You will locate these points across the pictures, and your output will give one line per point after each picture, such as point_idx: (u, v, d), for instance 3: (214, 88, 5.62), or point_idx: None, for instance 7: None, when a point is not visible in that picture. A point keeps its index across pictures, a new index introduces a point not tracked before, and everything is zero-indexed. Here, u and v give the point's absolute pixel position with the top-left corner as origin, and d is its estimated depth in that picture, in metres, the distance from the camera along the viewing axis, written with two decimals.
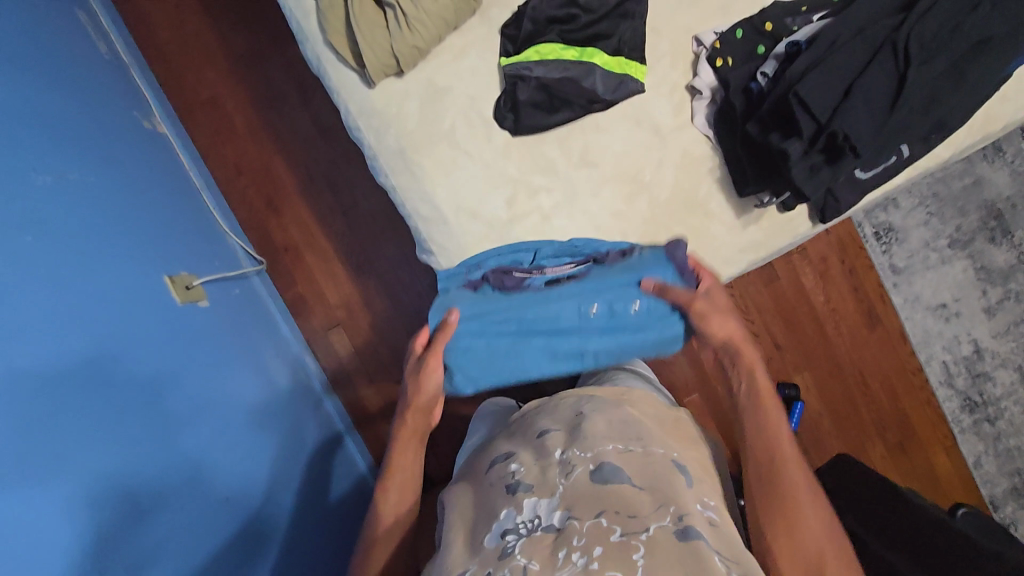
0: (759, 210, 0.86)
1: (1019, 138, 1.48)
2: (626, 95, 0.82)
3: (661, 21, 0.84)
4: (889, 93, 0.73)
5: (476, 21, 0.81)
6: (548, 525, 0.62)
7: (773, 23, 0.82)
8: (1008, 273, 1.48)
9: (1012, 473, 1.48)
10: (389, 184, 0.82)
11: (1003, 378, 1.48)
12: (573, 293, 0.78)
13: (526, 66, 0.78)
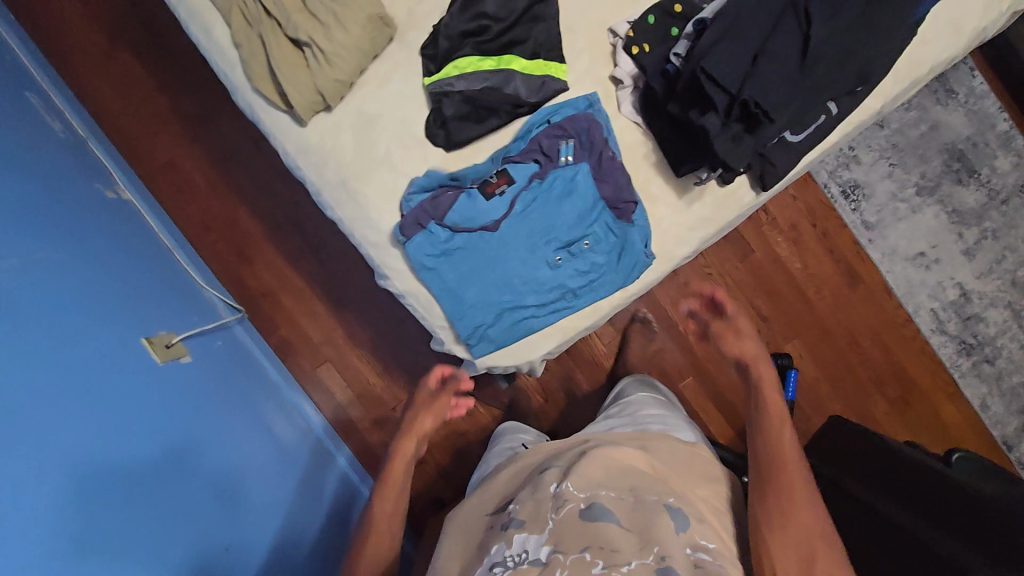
0: (700, 187, 0.83)
1: (968, 78, 1.49)
2: (551, 96, 0.81)
3: (574, 19, 0.84)
4: (801, 51, 0.73)
5: (395, 47, 0.81)
6: (535, 559, 0.67)
7: (683, 4, 0.81)
8: (981, 213, 1.49)
9: (1021, 411, 1.46)
10: (337, 219, 0.80)
11: (995, 317, 1.47)
12: (534, 245, 0.77)
13: (448, 83, 0.78)
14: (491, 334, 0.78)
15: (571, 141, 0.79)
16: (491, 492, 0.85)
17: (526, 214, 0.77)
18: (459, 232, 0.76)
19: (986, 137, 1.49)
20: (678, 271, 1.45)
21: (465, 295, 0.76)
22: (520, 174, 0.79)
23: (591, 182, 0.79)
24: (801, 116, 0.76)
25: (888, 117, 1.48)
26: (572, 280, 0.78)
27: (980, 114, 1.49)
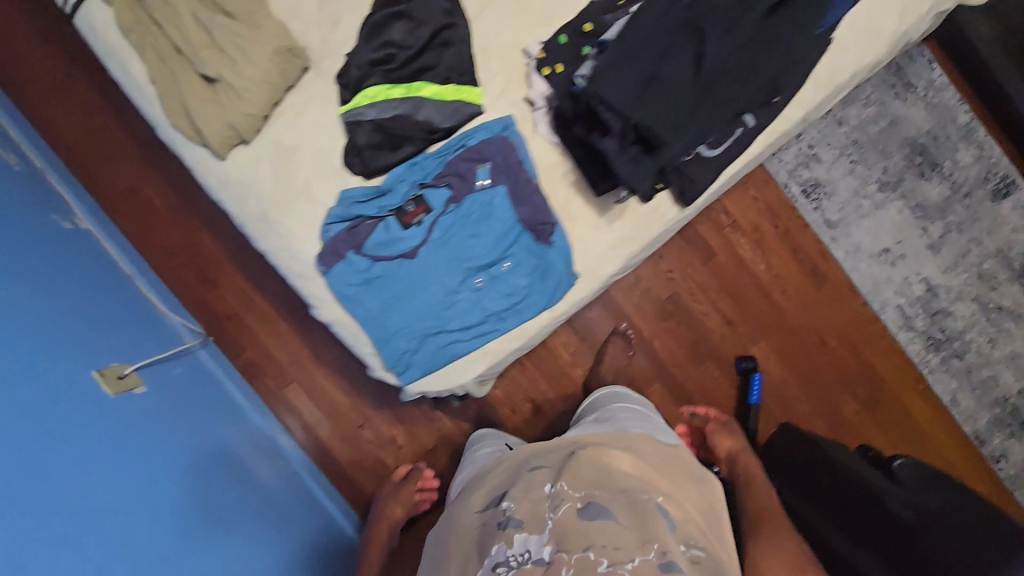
0: (620, 206, 0.87)
1: (926, 71, 1.48)
2: (463, 120, 0.85)
3: (486, 41, 0.88)
4: (695, 69, 0.78)
5: (311, 76, 0.86)
6: (538, 558, 0.69)
7: (592, 23, 0.87)
8: (944, 207, 1.48)
9: (992, 404, 1.47)
10: (263, 249, 0.85)
11: (962, 312, 1.47)
12: (456, 269, 0.83)
13: (360, 112, 0.83)
14: (418, 358, 0.83)
15: (486, 164, 0.84)
16: (481, 493, 0.87)
17: (442, 239, 0.83)
18: (377, 261, 0.82)
19: (946, 130, 1.48)
20: (641, 278, 1.45)
21: (392, 318, 0.82)
22: (440, 201, 0.85)
23: (509, 204, 0.84)
24: (703, 132, 0.79)
25: (846, 114, 1.47)
26: (494, 301, 0.84)
27: (939, 107, 1.48)
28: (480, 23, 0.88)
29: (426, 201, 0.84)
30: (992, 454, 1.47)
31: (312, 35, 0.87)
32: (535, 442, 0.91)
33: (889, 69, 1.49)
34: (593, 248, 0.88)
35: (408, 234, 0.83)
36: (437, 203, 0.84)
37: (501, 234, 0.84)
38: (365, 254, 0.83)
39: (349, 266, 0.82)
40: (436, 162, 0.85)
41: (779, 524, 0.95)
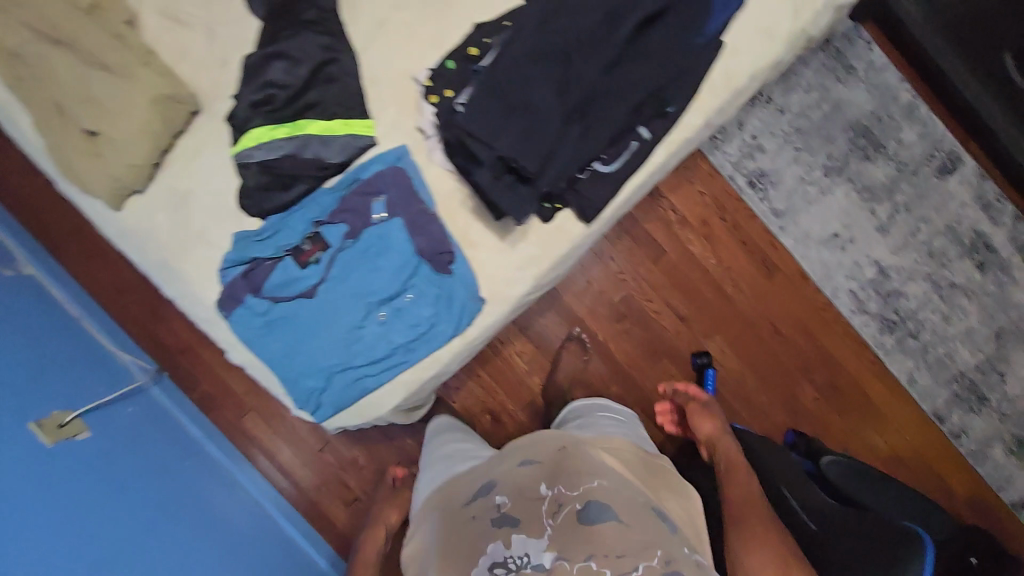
0: (521, 228, 0.92)
1: (866, 53, 1.47)
2: (351, 153, 0.91)
3: (377, 71, 0.94)
4: (560, 95, 0.84)
5: (203, 119, 0.96)
6: (538, 563, 0.74)
7: (476, 46, 0.90)
8: (892, 187, 1.47)
9: (949, 381, 1.49)
10: (172, 293, 0.97)
11: (915, 292, 1.48)
12: (358, 305, 0.89)
13: (248, 154, 0.90)
14: (327, 396, 0.91)
15: (382, 198, 0.90)
16: (470, 486, 0.90)
17: (341, 275, 0.89)
18: (278, 302, 0.90)
19: (890, 110, 1.47)
20: (592, 282, 1.46)
21: (299, 355, 0.90)
22: (337, 238, 0.90)
23: (407, 235, 0.89)
24: (571, 157, 0.85)
25: (789, 101, 1.46)
26: (397, 333, 0.89)
27: (880, 87, 1.47)
28: (368, 54, 0.95)
29: (325, 239, 0.91)
30: (952, 431, 1.50)
31: (202, 76, 0.97)
32: (524, 437, 0.96)
33: (830, 51, 1.47)
34: (498, 272, 0.92)
35: (309, 273, 0.90)
36: (333, 240, 0.90)
37: (400, 268, 0.89)
38: (268, 296, 0.90)
39: (252, 310, 0.90)
40: (331, 200, 0.92)
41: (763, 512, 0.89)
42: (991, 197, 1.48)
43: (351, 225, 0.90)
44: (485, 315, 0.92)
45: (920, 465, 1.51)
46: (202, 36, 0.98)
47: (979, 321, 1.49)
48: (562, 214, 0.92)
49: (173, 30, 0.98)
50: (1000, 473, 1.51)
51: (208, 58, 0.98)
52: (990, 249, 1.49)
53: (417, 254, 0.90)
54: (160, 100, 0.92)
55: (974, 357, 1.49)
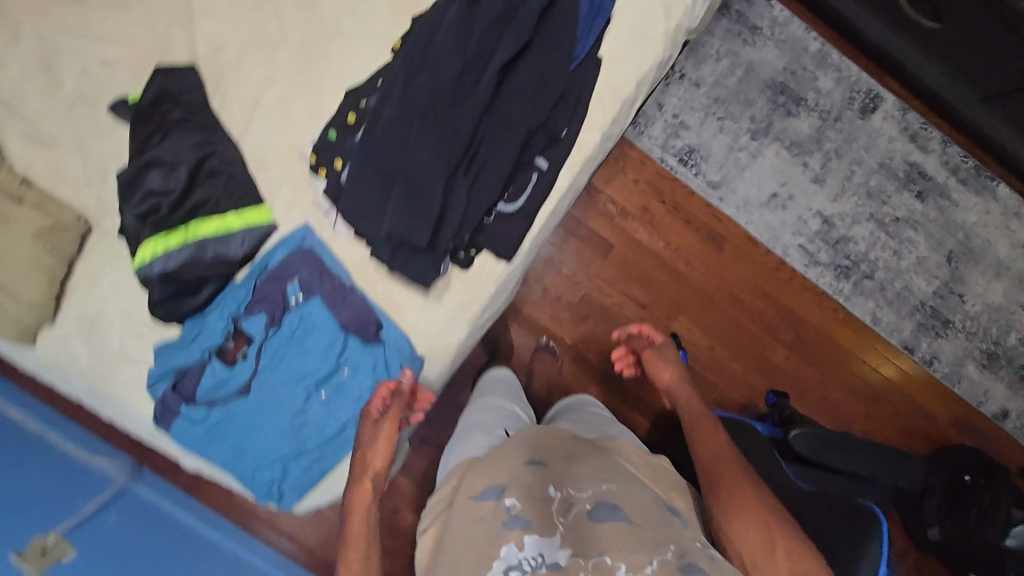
0: (444, 279, 0.95)
1: (766, 9, 1.47)
2: (251, 242, 0.96)
3: (266, 153, 0.98)
4: (439, 151, 0.86)
5: (95, 238, 1.00)
6: (552, 562, 0.71)
7: (353, 113, 0.93)
8: (819, 136, 1.49)
9: (910, 312, 1.53)
10: (111, 413, 1.02)
11: (862, 234, 1.51)
12: (295, 388, 0.94)
13: (148, 268, 0.93)
14: (287, 481, 0.96)
15: (294, 280, 0.95)
16: (470, 487, 0.84)
17: (270, 365, 0.94)
18: (214, 406, 0.95)
19: (802, 63, 1.47)
20: (549, 288, 1.46)
21: (248, 450, 0.95)
22: (259, 329, 0.95)
23: (328, 312, 0.94)
24: (469, 210, 0.89)
25: (701, 74, 1.46)
26: (339, 407, 0.94)
27: (789, 41, 1.47)
28: (251, 138, 0.98)
29: (248, 335, 0.95)
30: (923, 358, 1.54)
31: (85, 195, 0.99)
32: (525, 436, 0.93)
33: (731, 16, 1.47)
34: (429, 326, 0.97)
35: (239, 368, 0.94)
36: (256, 333, 0.95)
37: (327, 345, 0.94)
38: (203, 403, 0.95)
39: (189, 419, 0.95)
40: (244, 293, 0.96)
41: (744, 476, 0.83)
42: (915, 125, 1.50)
43: (270, 315, 0.94)
44: (427, 370, 0.98)
45: (897, 399, 1.56)
46: (77, 156, 1.00)
47: (928, 248, 1.53)
48: (480, 254, 0.95)
49: (44, 155, 0.99)
50: (978, 388, 1.55)
51: (89, 173, 1.00)
52: (926, 177, 1.51)
53: (341, 328, 0.94)
54: (42, 233, 0.94)
55: (930, 284, 1.53)
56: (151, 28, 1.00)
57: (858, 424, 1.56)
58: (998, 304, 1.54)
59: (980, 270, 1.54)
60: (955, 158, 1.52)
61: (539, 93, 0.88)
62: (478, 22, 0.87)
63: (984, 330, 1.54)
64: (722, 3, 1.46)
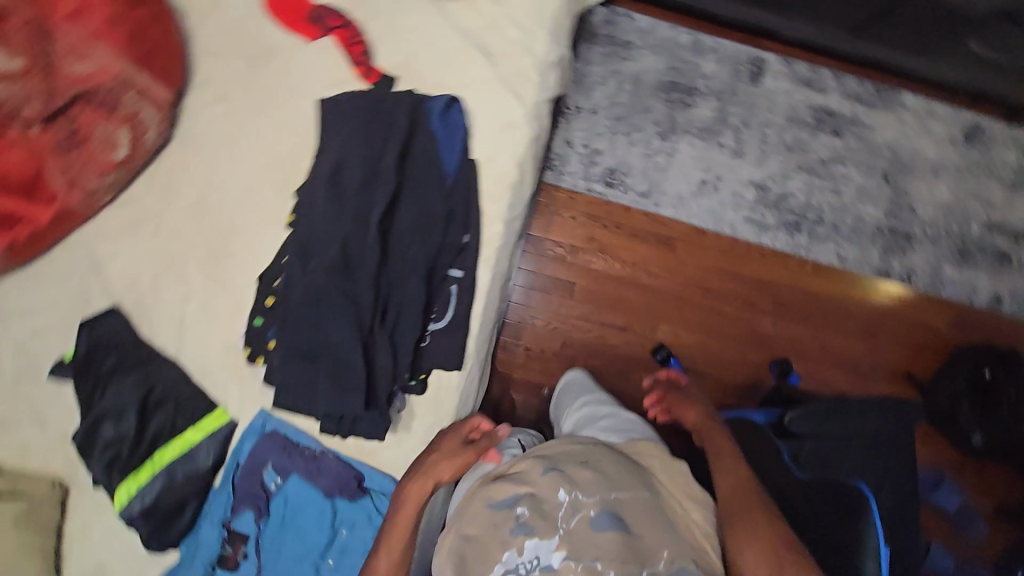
0: (405, 410, 1.01)
1: (630, 22, 1.53)
2: (221, 445, 1.01)
3: (203, 360, 1.03)
4: (353, 316, 0.90)
5: (74, 497, 1.03)
6: (547, 565, 0.74)
7: (269, 295, 1.00)
8: (723, 114, 1.54)
9: (872, 239, 1.56)
10: None
11: (797, 185, 1.55)
12: (304, 565, 0.99)
13: (127, 506, 0.95)
14: None
15: (269, 466, 1.01)
16: (480, 487, 0.85)
17: (272, 553, 0.99)
18: None
19: (679, 57, 1.53)
20: (529, 346, 1.48)
21: None
22: (250, 524, 1.00)
23: (309, 484, 1.01)
24: (398, 360, 0.94)
25: (594, 101, 1.52)
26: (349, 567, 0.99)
27: (661, 43, 1.54)
28: (188, 356, 1.03)
29: (243, 535, 1.00)
30: (901, 276, 1.57)
31: (55, 459, 1.03)
32: (549, 445, 0.90)
33: (600, 40, 1.53)
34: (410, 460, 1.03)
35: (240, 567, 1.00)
36: (249, 529, 1.00)
37: (319, 516, 1.00)
38: None
39: None
40: (226, 497, 1.01)
41: (753, 511, 0.80)
42: (806, 73, 1.56)
43: (258, 507, 1.00)
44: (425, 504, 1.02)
45: (893, 324, 1.57)
46: (36, 427, 1.03)
47: (864, 176, 1.57)
48: (432, 377, 1.00)
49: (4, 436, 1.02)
50: (964, 285, 1.58)
51: (55, 440, 1.03)
52: (835, 113, 1.56)
53: (326, 492, 1.01)
54: (20, 519, 0.97)
55: (879, 208, 1.56)
56: (66, 286, 1.04)
57: (868, 360, 1.57)
58: (947, 202, 1.58)
59: (919, 178, 1.58)
60: (853, 87, 1.57)
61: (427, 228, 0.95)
62: (347, 188, 0.93)
63: (946, 230, 1.58)
64: (588, 31, 1.52)
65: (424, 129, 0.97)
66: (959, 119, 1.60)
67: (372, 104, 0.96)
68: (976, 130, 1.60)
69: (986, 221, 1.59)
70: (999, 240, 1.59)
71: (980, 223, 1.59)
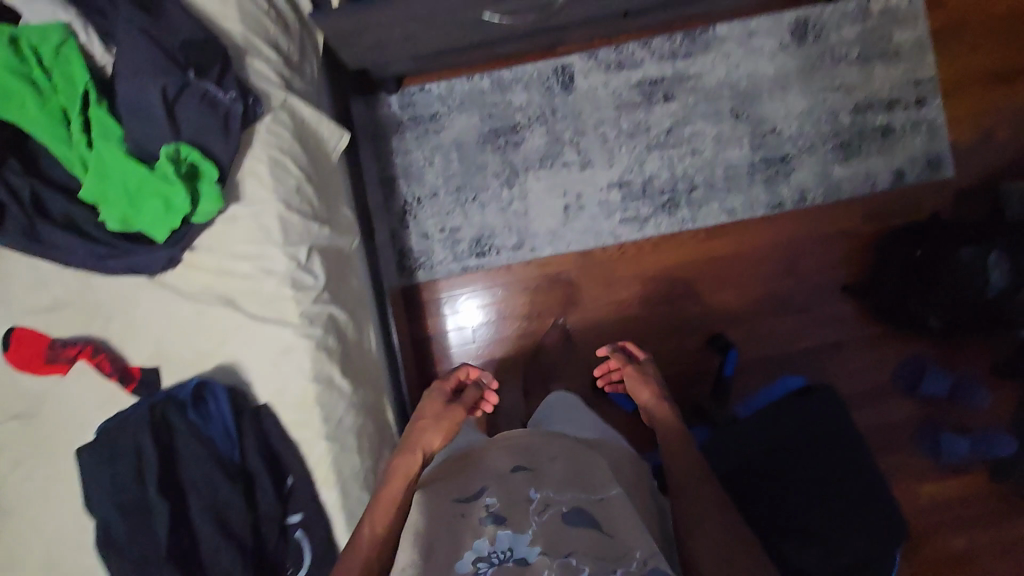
0: None
1: (426, 95, 1.50)
2: None
3: None
4: None
5: None
6: (520, 557, 0.69)
7: None
8: (553, 136, 1.51)
9: (750, 180, 1.51)
10: None
11: (655, 164, 1.51)
12: None
13: None
14: None
15: None
16: (444, 489, 0.80)
17: None
18: None
19: (487, 103, 1.50)
20: None
21: None
22: None
23: None
24: None
25: (429, 184, 1.51)
26: None
27: (465, 99, 1.51)
28: None
29: None
30: (795, 200, 1.51)
31: None
32: (517, 436, 0.89)
33: (409, 126, 1.51)
34: None
35: None
36: None
37: None
38: None
39: None
40: None
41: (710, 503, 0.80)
42: (612, 57, 1.50)
43: None
44: None
45: (810, 247, 1.52)
46: None
47: (713, 125, 1.51)
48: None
49: None
50: (860, 177, 1.51)
51: None
52: (658, 80, 1.50)
53: None
54: None
55: (742, 147, 1.51)
56: None
57: (801, 293, 1.52)
58: (806, 108, 1.51)
59: (767, 100, 1.51)
60: (664, 46, 1.50)
61: (230, 524, 0.75)
62: (116, 535, 0.72)
63: (818, 135, 1.51)
64: (392, 124, 1.50)
65: (182, 433, 0.77)
66: (781, 23, 1.50)
67: (111, 441, 0.74)
68: (803, 25, 1.50)
69: (853, 107, 1.51)
70: (876, 117, 1.51)
71: (849, 112, 1.51)
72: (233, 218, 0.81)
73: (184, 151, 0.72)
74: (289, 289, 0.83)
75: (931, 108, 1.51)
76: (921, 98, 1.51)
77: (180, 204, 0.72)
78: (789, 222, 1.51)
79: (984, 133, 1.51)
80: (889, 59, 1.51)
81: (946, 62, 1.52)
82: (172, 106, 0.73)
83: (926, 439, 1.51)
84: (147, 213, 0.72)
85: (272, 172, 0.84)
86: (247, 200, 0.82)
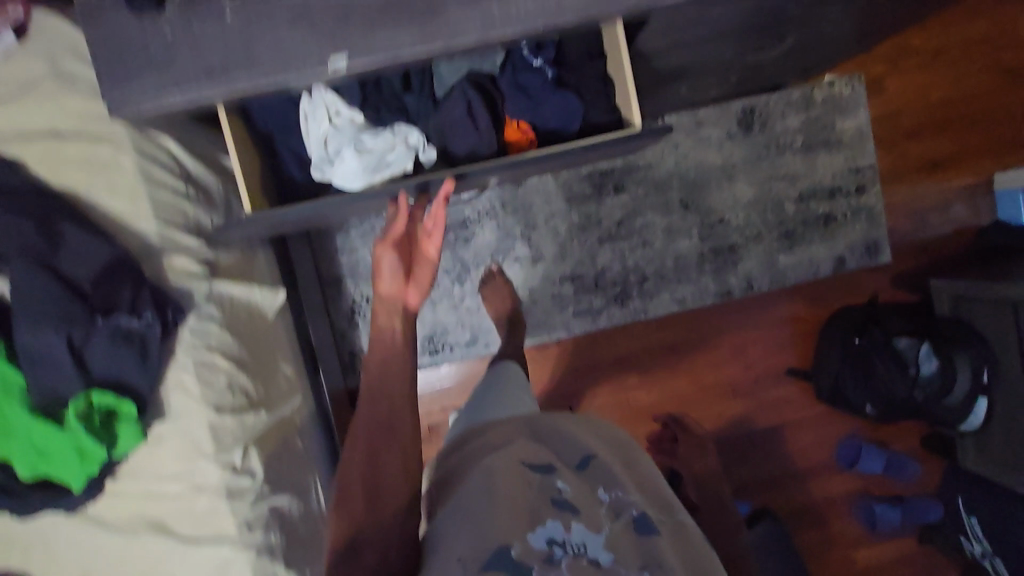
0: None
1: None
2: None
3: None
4: None
5: None
6: (592, 557, 0.62)
7: None
8: (504, 229, 1.48)
9: (700, 269, 1.53)
10: None
11: (608, 256, 1.51)
12: None
13: None
14: None
15: None
16: (513, 447, 0.74)
17: None
18: None
19: None
20: None
21: None
22: None
23: None
24: None
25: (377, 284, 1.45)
26: None
27: None
28: None
29: None
30: (744, 287, 1.54)
31: None
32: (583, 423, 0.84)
33: (353, 223, 1.44)
34: None
35: None
36: None
37: None
38: None
39: None
40: None
41: None
42: None
43: None
44: None
45: (757, 332, 1.57)
46: None
47: (664, 216, 1.51)
48: None
49: None
50: (805, 264, 1.54)
51: None
52: (609, 171, 1.49)
53: None
54: None
55: (692, 238, 1.52)
56: None
57: (749, 377, 1.57)
58: (753, 197, 1.53)
59: (716, 190, 1.52)
60: None
61: None
62: None
63: (764, 224, 1.53)
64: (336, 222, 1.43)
65: None
66: (729, 112, 1.50)
67: None
68: (750, 114, 1.51)
69: (797, 196, 1.54)
70: (819, 205, 1.54)
71: (793, 200, 1.54)
72: (159, 439, 0.76)
73: (95, 399, 0.68)
74: (224, 501, 0.79)
75: (871, 195, 1.55)
76: (861, 186, 1.55)
77: (94, 453, 0.68)
78: (736, 308, 1.55)
79: (919, 217, 1.57)
80: (831, 148, 1.54)
81: (884, 149, 1.56)
82: (80, 352, 0.68)
83: (861, 507, 1.59)
84: (60, 463, 0.68)
85: (200, 378, 0.79)
86: (172, 415, 0.77)
